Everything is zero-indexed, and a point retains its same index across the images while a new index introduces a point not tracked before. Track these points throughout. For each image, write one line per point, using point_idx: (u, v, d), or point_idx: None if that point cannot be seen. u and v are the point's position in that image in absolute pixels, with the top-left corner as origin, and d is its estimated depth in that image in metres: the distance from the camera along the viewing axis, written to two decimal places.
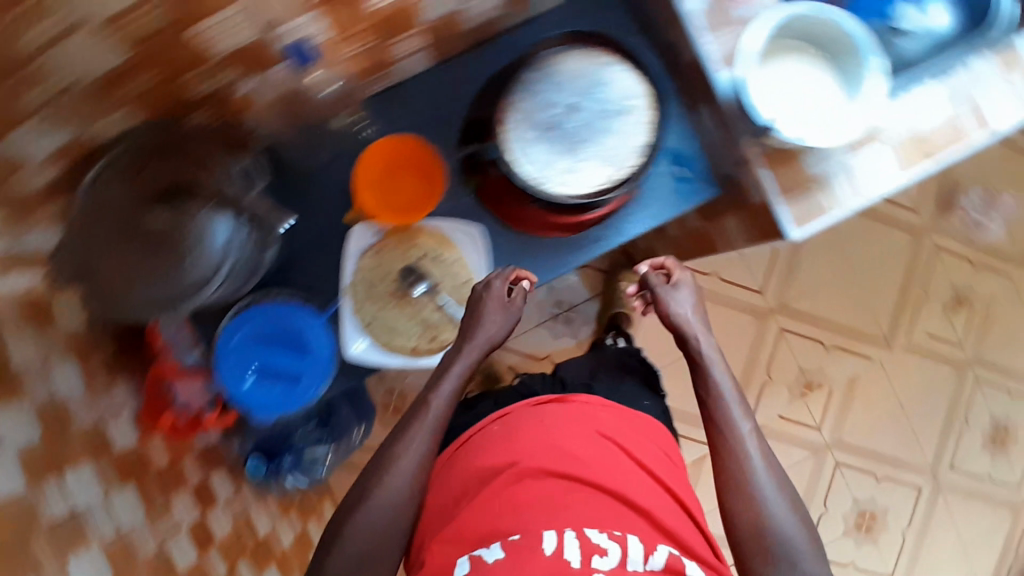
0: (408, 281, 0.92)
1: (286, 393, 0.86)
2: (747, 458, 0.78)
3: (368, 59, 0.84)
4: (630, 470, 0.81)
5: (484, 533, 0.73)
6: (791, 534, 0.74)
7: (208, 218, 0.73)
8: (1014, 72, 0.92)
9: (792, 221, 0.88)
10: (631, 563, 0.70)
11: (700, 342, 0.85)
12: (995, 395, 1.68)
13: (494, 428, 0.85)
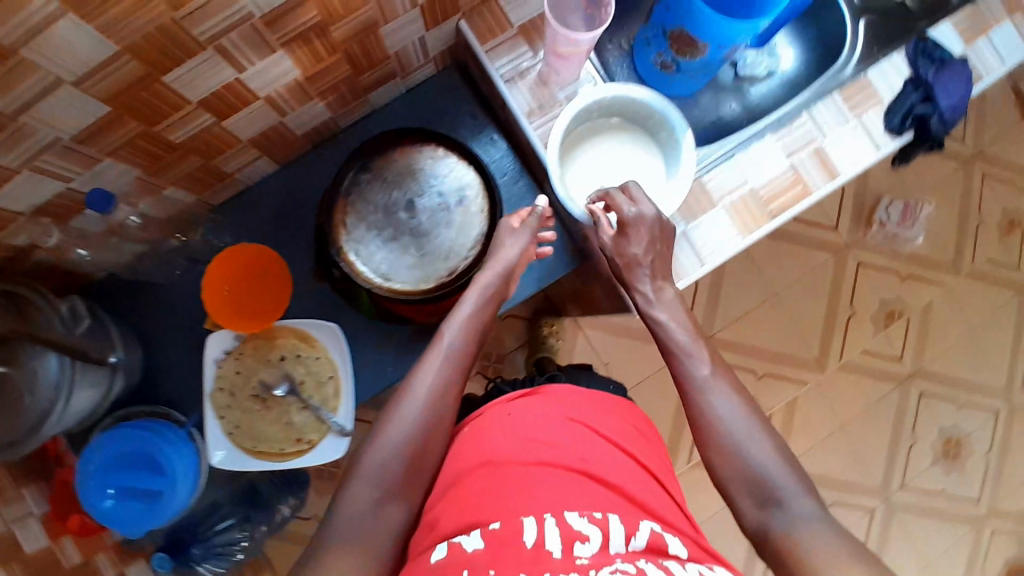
0: (268, 384, 0.93)
1: (148, 510, 0.86)
2: (707, 394, 0.76)
3: (195, 180, 0.87)
4: (609, 449, 0.72)
5: (457, 524, 0.63)
6: (766, 471, 0.70)
7: (39, 357, 0.75)
8: (854, 112, 0.92)
9: (640, 219, 0.79)
10: (614, 544, 0.59)
11: (650, 300, 0.82)
12: (944, 405, 1.63)
13: (465, 431, 0.77)
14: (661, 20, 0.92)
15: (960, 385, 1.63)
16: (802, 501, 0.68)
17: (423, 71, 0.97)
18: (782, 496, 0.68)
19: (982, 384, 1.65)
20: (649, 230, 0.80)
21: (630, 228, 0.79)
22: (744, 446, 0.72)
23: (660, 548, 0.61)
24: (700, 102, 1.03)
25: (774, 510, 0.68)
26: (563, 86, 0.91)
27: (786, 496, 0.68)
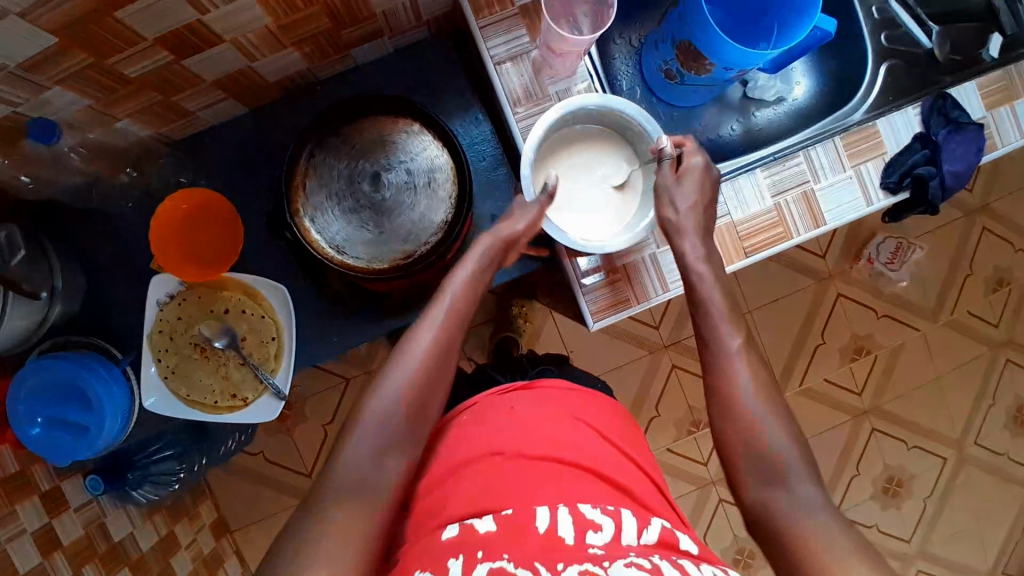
0: (209, 336, 0.91)
1: (76, 443, 0.86)
2: (732, 366, 0.69)
3: (154, 115, 0.83)
4: (602, 445, 0.75)
5: (467, 509, 0.64)
6: (783, 453, 0.64)
7: None
8: (853, 162, 0.89)
9: (690, 169, 0.80)
10: (626, 537, 0.60)
11: (688, 256, 0.77)
12: (895, 449, 1.62)
13: (464, 418, 0.78)
14: (672, 28, 0.87)
15: (914, 430, 1.62)
16: (811, 487, 0.62)
17: (415, 33, 0.91)
18: (793, 480, 0.62)
19: (937, 434, 1.64)
20: (700, 181, 0.79)
21: (686, 177, 0.79)
22: (761, 423, 0.66)
23: (670, 544, 0.62)
24: (701, 116, 0.98)
25: (772, 494, 0.63)
26: (556, 81, 0.86)
27: (797, 482, 0.62)
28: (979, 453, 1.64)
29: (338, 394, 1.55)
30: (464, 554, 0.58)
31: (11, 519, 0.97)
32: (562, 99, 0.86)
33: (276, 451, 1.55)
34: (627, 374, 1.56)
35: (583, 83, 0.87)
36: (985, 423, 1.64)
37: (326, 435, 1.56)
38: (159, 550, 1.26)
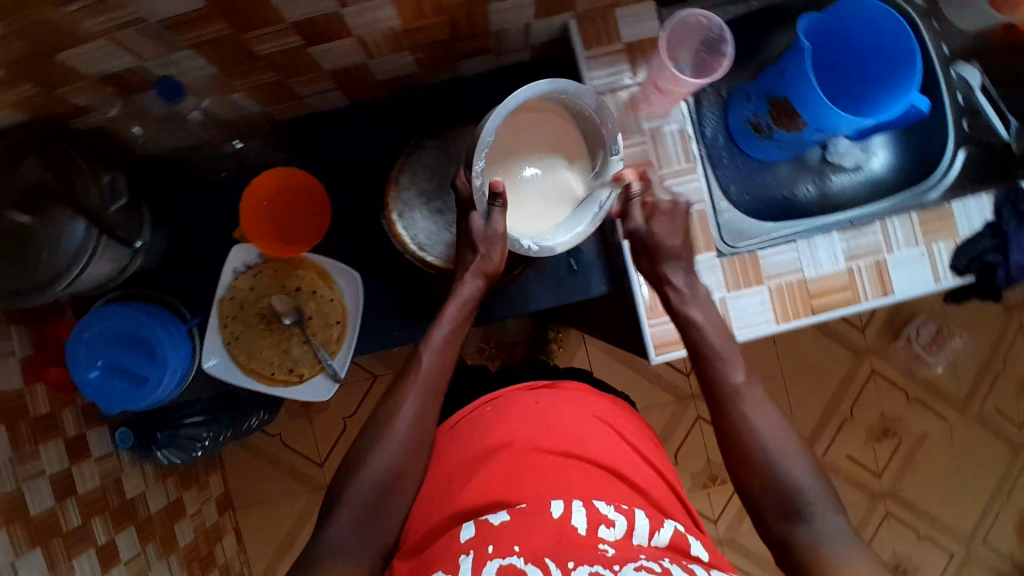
0: (277, 310, 0.93)
1: (129, 392, 0.88)
2: (739, 402, 0.76)
3: (267, 93, 0.86)
4: (622, 446, 0.84)
5: (481, 502, 0.74)
6: (796, 483, 0.71)
7: (67, 223, 0.76)
8: (926, 240, 0.91)
9: (659, 203, 0.83)
10: (637, 536, 0.71)
11: (682, 292, 0.82)
12: (905, 535, 1.60)
13: (485, 410, 0.87)
14: (769, 83, 0.89)
15: (927, 519, 1.60)
16: (828, 514, 0.70)
17: (521, 54, 0.94)
18: (805, 508, 0.70)
19: (949, 527, 1.62)
20: (666, 219, 0.82)
21: (655, 214, 0.82)
22: (779, 459, 0.72)
23: (680, 547, 0.73)
24: (778, 172, 1.00)
25: (794, 525, 0.70)
26: (651, 117, 0.87)
27: (812, 509, 0.70)
28: (988, 552, 1.62)
29: (363, 390, 1.55)
30: (475, 549, 0.67)
31: (32, 459, 0.98)
32: (654, 136, 0.87)
33: (294, 437, 1.56)
34: (653, 416, 1.56)
35: (676, 124, 0.87)
36: (999, 524, 1.62)
37: (345, 429, 1.56)
38: (166, 513, 1.28)
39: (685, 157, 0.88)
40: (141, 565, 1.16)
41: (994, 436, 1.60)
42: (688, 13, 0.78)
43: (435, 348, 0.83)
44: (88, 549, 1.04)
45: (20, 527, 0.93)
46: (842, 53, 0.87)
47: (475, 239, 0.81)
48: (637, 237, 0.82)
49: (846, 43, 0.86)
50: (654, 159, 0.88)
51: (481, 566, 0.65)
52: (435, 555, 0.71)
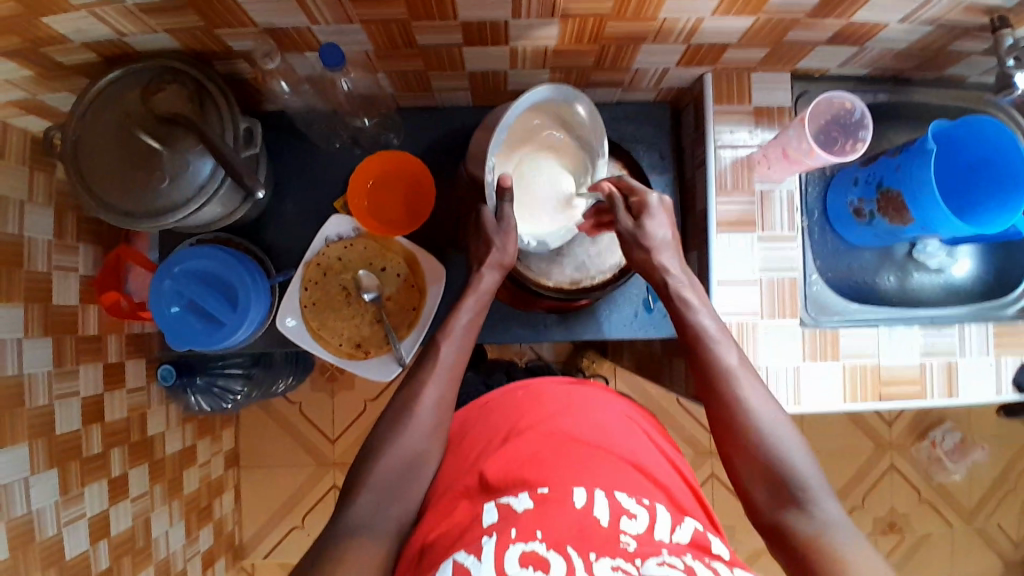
0: (360, 285, 0.94)
1: (205, 332, 0.87)
2: (733, 382, 0.73)
3: (404, 79, 0.88)
4: (650, 447, 0.73)
5: (505, 480, 0.64)
6: (795, 468, 0.69)
7: (195, 158, 0.77)
8: (998, 351, 0.93)
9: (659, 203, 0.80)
10: (659, 531, 0.60)
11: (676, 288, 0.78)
12: None
13: (517, 394, 0.79)
14: (884, 172, 0.91)
15: None
16: (825, 502, 0.68)
17: (642, 94, 0.97)
18: (808, 500, 0.68)
19: None
20: (663, 217, 0.79)
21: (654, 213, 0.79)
22: (780, 445, 0.70)
23: (702, 545, 0.61)
24: (863, 259, 1.00)
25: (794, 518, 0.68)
26: (764, 180, 0.90)
27: (812, 498, 0.68)
28: None
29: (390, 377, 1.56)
30: (498, 533, 0.57)
31: (70, 377, 0.98)
32: (765, 198, 0.90)
33: (313, 409, 1.56)
34: None
35: (786, 192, 0.90)
36: None
37: (363, 411, 1.56)
38: (179, 457, 1.27)
39: (788, 225, 0.90)
40: (146, 504, 1.15)
41: (993, 553, 1.60)
42: (837, 94, 0.81)
43: (456, 338, 0.79)
44: (102, 478, 1.03)
45: (43, 444, 0.92)
46: (954, 161, 0.89)
47: (487, 230, 0.82)
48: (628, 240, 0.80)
49: (960, 154, 0.88)
50: (758, 220, 0.90)
51: (498, 552, 0.55)
52: (450, 537, 0.61)
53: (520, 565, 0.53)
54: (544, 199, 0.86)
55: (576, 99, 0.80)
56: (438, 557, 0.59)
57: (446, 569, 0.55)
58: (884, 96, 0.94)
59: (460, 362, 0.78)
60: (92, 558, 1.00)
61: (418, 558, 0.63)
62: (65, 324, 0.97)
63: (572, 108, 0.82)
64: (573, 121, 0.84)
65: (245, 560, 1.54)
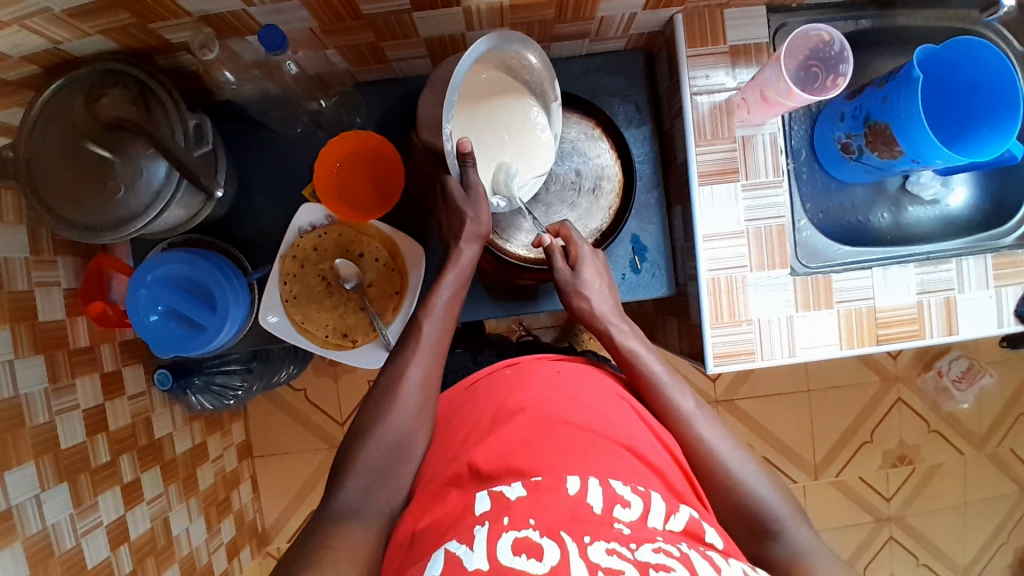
0: (340, 275, 0.92)
1: (187, 338, 0.87)
2: (692, 424, 0.75)
3: (358, 52, 0.84)
4: (642, 429, 0.72)
5: (497, 468, 0.63)
6: (768, 504, 0.70)
7: (147, 163, 0.74)
8: (998, 283, 0.90)
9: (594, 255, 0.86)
10: (653, 519, 0.59)
11: (621, 337, 0.81)
12: (905, 561, 1.59)
13: (505, 373, 0.78)
14: (870, 104, 0.86)
15: (930, 549, 1.60)
16: (798, 529, 0.69)
17: (613, 43, 0.92)
18: (782, 529, 0.68)
19: (949, 556, 1.61)
20: (595, 266, 0.85)
21: (588, 267, 0.85)
22: (748, 485, 0.71)
23: (696, 534, 0.60)
24: (854, 196, 0.97)
25: (772, 540, 0.68)
26: (745, 125, 0.86)
27: (786, 527, 0.69)
28: None
29: None
30: (490, 521, 0.56)
31: (68, 391, 0.98)
32: (746, 143, 0.85)
33: (318, 394, 1.57)
34: None
35: (769, 135, 0.86)
36: (998, 561, 1.63)
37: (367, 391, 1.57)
38: (191, 455, 1.29)
39: (772, 169, 0.86)
40: (163, 505, 1.17)
41: (1006, 475, 1.61)
42: (815, 26, 0.76)
43: (437, 318, 0.79)
44: (115, 485, 1.05)
45: (50, 461, 0.93)
46: (945, 85, 0.84)
47: (458, 206, 0.80)
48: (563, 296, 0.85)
49: (954, 76, 0.83)
50: (742, 167, 0.86)
51: (491, 540, 0.54)
52: (442, 526, 0.60)
53: (513, 554, 0.52)
54: (509, 153, 0.82)
55: (526, 43, 0.77)
56: (429, 546, 0.59)
57: (440, 558, 0.55)
58: (867, 22, 0.88)
59: (441, 342, 0.78)
60: (114, 564, 1.02)
61: (408, 543, 0.63)
62: (54, 340, 0.97)
63: (520, 55, 0.79)
64: (519, 69, 0.81)
65: (270, 546, 1.58)
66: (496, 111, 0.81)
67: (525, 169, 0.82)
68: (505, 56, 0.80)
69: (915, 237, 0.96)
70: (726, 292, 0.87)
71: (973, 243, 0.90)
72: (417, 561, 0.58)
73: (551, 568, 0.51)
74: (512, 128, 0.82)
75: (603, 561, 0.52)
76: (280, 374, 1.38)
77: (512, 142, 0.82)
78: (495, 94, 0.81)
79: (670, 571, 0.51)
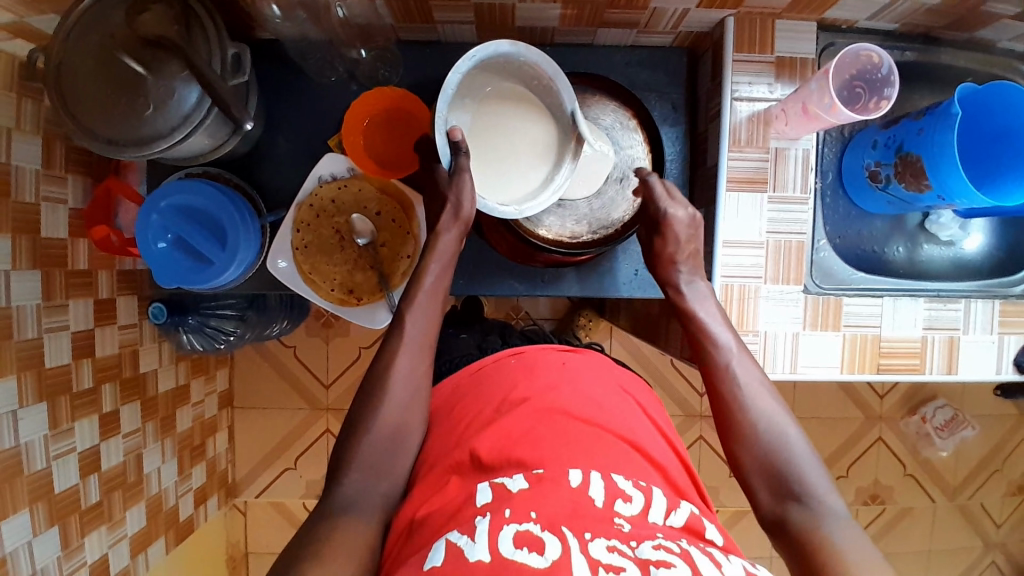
0: (353, 229, 0.91)
1: (191, 271, 0.85)
2: (732, 378, 0.70)
3: (407, 8, 0.83)
4: (646, 424, 0.73)
5: (499, 459, 0.63)
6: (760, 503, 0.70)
7: (180, 85, 0.73)
8: (1002, 329, 0.91)
9: (674, 220, 0.79)
10: (655, 515, 0.59)
11: (683, 287, 0.78)
12: None
13: (510, 362, 0.78)
14: (904, 135, 0.87)
15: None
16: None
17: (660, 38, 0.92)
18: (803, 511, 0.63)
19: None
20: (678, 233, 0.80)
21: (656, 262, 0.81)
22: (777, 441, 0.66)
23: (696, 531, 0.60)
24: (873, 227, 0.97)
25: (793, 502, 0.63)
26: (780, 137, 0.86)
27: (813, 492, 0.63)
28: None
29: None
30: (492, 512, 0.56)
31: (59, 312, 0.96)
32: (778, 157, 0.86)
33: (307, 354, 1.55)
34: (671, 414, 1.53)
35: (802, 151, 0.86)
36: None
37: (357, 359, 1.56)
38: (172, 395, 1.27)
39: (799, 185, 0.86)
40: (138, 441, 1.15)
41: (972, 528, 1.62)
42: (866, 46, 0.75)
43: (420, 311, 0.75)
44: (93, 413, 1.03)
45: (32, 378, 0.91)
46: (977, 128, 0.85)
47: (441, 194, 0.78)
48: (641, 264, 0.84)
49: (988, 121, 0.83)
50: (771, 179, 0.86)
51: (492, 532, 0.53)
52: (445, 512, 0.60)
53: (514, 546, 0.52)
54: (508, 161, 0.80)
55: (546, 62, 0.78)
56: (431, 535, 0.58)
57: (439, 547, 0.54)
58: (912, 54, 0.89)
59: (430, 329, 0.75)
60: (81, 491, 1.01)
61: (410, 525, 0.62)
62: (55, 257, 0.94)
63: (537, 69, 0.79)
64: (536, 87, 0.81)
65: (238, 498, 1.56)
66: (508, 117, 0.80)
67: (522, 184, 0.80)
68: (523, 70, 0.80)
69: (925, 279, 0.97)
70: (737, 301, 0.87)
71: (983, 290, 0.91)
72: (418, 550, 0.57)
73: (552, 563, 0.50)
74: (530, 137, 0.81)
75: (604, 557, 0.51)
76: (274, 326, 1.37)
77: (511, 149, 0.80)
78: (502, 104, 0.80)
79: (671, 567, 0.51)
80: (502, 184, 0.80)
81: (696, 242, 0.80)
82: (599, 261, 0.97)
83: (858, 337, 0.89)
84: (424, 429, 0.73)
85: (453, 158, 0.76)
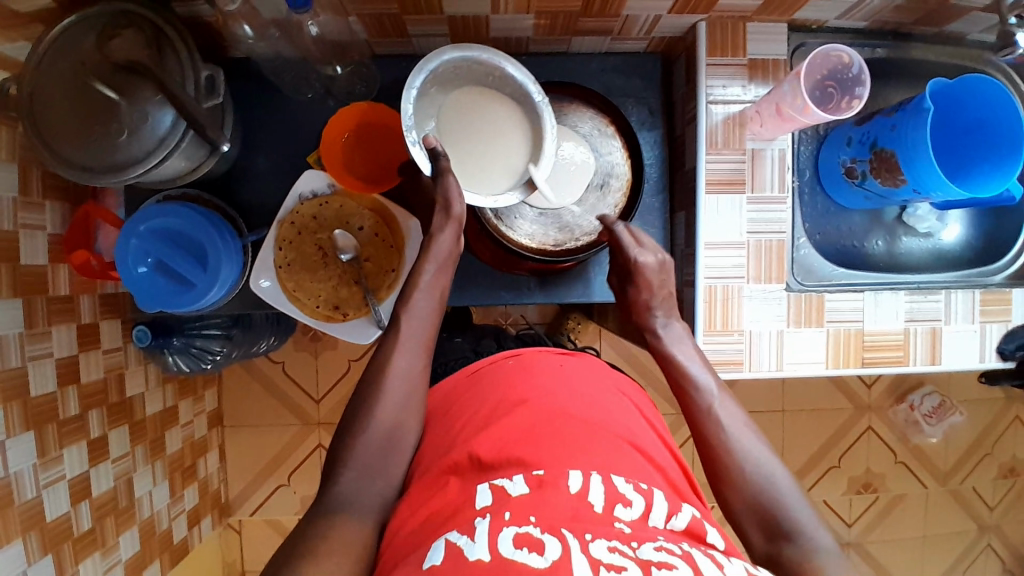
0: (336, 245, 0.91)
1: (175, 294, 0.84)
2: (716, 420, 0.72)
3: (380, 23, 0.83)
4: (644, 426, 0.73)
5: (498, 459, 0.63)
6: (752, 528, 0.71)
7: (155, 109, 0.73)
8: (983, 318, 0.92)
9: (645, 267, 0.80)
10: (655, 518, 0.60)
11: (661, 331, 0.80)
12: None
13: (507, 363, 0.78)
14: (880, 131, 0.88)
15: None
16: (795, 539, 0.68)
17: (634, 44, 0.93)
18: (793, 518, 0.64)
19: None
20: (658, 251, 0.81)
21: (639, 268, 0.81)
22: (765, 480, 0.67)
23: (697, 534, 0.60)
24: (852, 221, 0.98)
25: (785, 541, 0.63)
26: (756, 138, 0.86)
27: (802, 529, 0.64)
28: None
29: None
30: (492, 514, 0.56)
31: (42, 339, 0.94)
32: (755, 158, 0.86)
33: (297, 369, 1.55)
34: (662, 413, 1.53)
35: (778, 150, 0.87)
36: None
37: (346, 372, 1.55)
38: (161, 417, 1.26)
39: (777, 184, 0.87)
40: (128, 465, 1.14)
41: (964, 512, 1.64)
42: (836, 47, 0.77)
43: (417, 318, 0.74)
44: (81, 439, 1.02)
45: (17, 407, 0.90)
46: (951, 122, 0.86)
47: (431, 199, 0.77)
48: (626, 272, 0.85)
49: (963, 113, 0.84)
50: (749, 179, 0.87)
51: (492, 533, 0.53)
52: (437, 520, 0.59)
53: (515, 547, 0.52)
54: (488, 160, 0.79)
55: (494, 55, 0.77)
56: (428, 535, 0.58)
57: (438, 548, 0.54)
58: (882, 51, 0.90)
59: (430, 328, 0.75)
60: (72, 520, 0.99)
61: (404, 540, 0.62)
62: (34, 284, 0.93)
63: (492, 65, 0.78)
64: (496, 82, 0.80)
65: (232, 518, 1.55)
66: (478, 112, 0.79)
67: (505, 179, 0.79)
68: (477, 69, 0.79)
69: (905, 271, 0.98)
70: (721, 301, 0.87)
71: (962, 280, 0.93)
72: (416, 550, 0.57)
73: (553, 563, 0.50)
74: (503, 134, 0.79)
75: (605, 556, 0.51)
76: (263, 343, 1.37)
77: (489, 147, 0.79)
78: (467, 102, 0.79)
79: (673, 569, 0.51)
80: (486, 180, 0.79)
81: (669, 286, 0.81)
82: (583, 266, 0.98)
83: (842, 332, 0.90)
84: (414, 443, 0.72)
85: (434, 163, 0.75)
